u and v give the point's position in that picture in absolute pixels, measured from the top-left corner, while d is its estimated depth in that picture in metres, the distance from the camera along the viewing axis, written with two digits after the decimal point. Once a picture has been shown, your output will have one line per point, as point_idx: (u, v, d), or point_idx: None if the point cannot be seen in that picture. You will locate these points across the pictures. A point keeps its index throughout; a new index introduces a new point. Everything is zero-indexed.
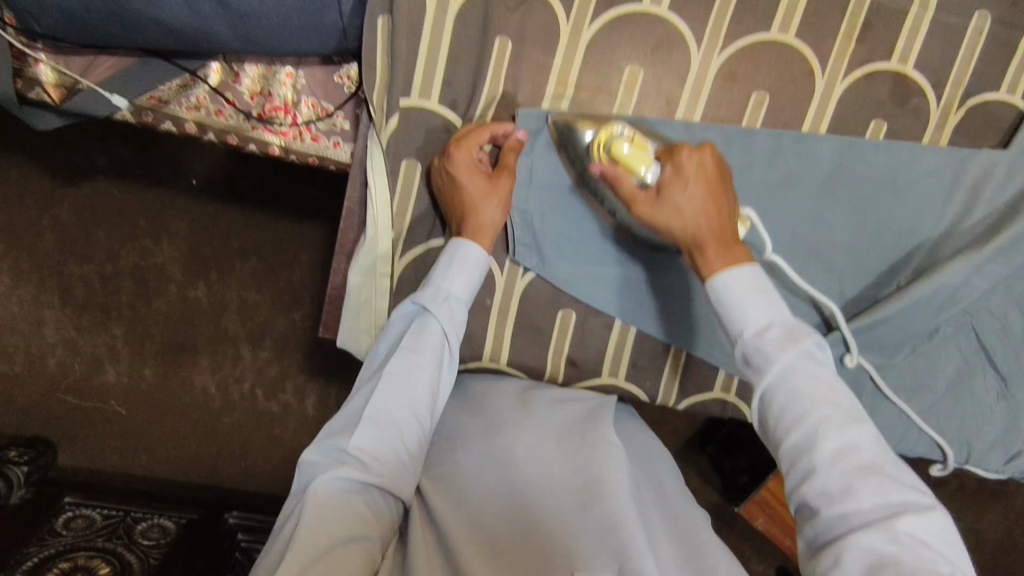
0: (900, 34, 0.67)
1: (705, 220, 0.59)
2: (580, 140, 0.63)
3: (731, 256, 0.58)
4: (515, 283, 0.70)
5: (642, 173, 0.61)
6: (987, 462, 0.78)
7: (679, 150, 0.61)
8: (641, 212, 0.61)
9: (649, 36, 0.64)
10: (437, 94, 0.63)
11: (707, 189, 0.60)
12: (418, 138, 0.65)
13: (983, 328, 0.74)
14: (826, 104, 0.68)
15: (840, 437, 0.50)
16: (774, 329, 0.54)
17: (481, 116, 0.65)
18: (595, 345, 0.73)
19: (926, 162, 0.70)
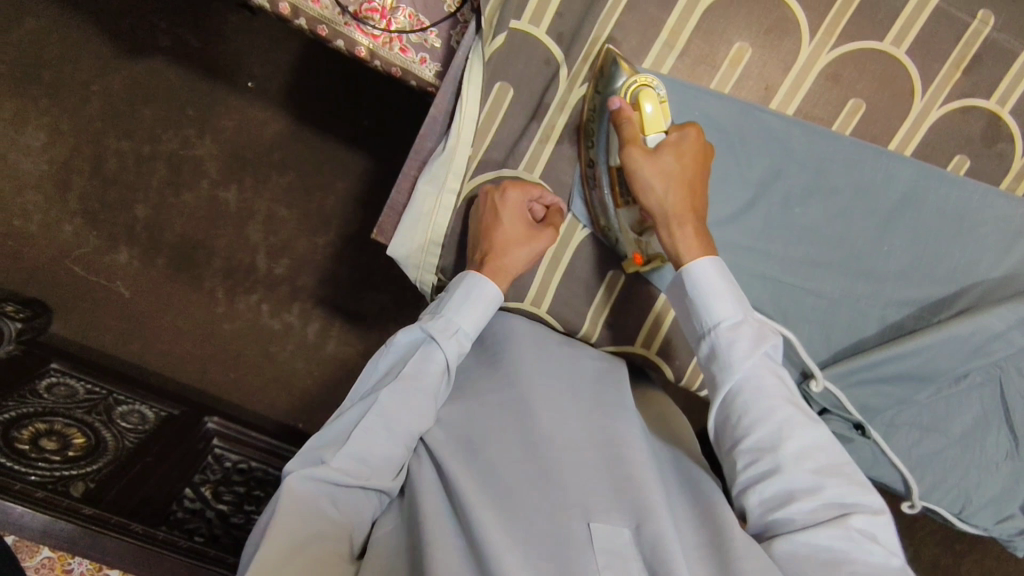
0: (1006, 75, 0.68)
1: (687, 199, 0.62)
2: (614, 78, 0.63)
3: (703, 246, 0.62)
4: (574, 234, 0.70)
5: (649, 135, 0.63)
6: (976, 521, 0.78)
7: (688, 128, 0.62)
8: (633, 155, 0.61)
9: (766, 17, 0.65)
10: (547, 24, 0.63)
11: (699, 173, 0.62)
12: (518, 64, 0.65)
13: (1008, 384, 0.75)
14: (918, 127, 0.69)
15: (801, 439, 0.57)
16: (746, 329, 0.60)
17: (585, 55, 0.64)
18: (636, 312, 0.73)
19: (997, 206, 0.70)
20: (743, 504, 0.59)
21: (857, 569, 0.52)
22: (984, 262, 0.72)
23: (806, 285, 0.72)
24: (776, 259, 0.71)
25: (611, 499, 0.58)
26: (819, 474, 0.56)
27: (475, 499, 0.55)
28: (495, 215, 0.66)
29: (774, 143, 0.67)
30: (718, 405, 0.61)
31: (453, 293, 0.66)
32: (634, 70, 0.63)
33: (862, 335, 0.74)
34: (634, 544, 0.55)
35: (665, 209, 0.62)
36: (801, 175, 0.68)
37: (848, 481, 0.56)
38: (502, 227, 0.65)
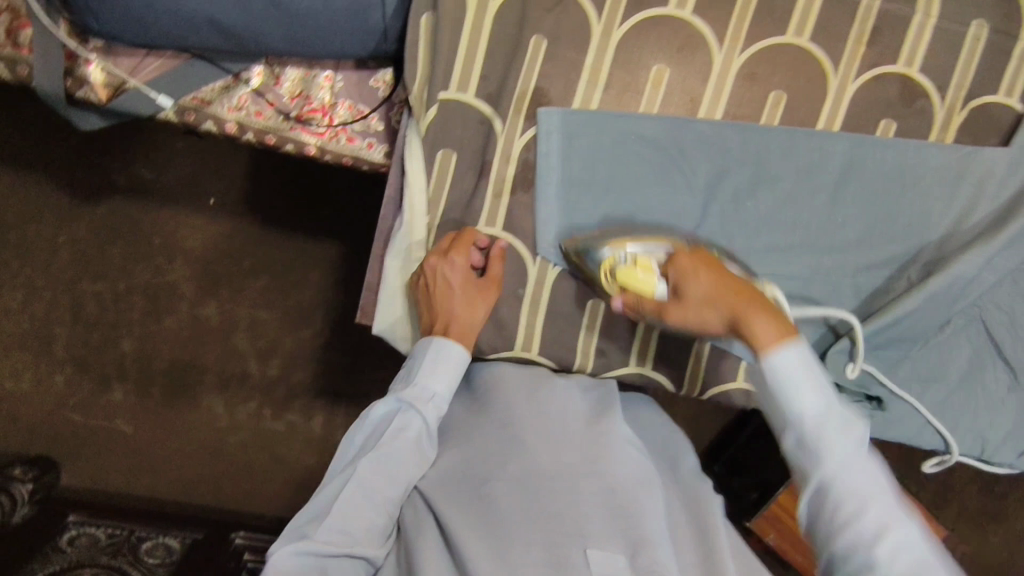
0: (904, 39, 0.73)
1: (735, 298, 0.58)
2: (597, 259, 0.67)
3: (781, 334, 0.55)
4: (546, 273, 0.71)
5: (659, 290, 0.63)
6: (997, 456, 0.81)
7: (677, 257, 0.63)
8: (674, 318, 0.62)
9: (675, 37, 0.69)
10: (474, 89, 0.68)
11: (727, 277, 0.60)
12: (455, 130, 0.68)
13: (991, 321, 0.79)
14: (839, 103, 0.73)
15: (897, 537, 0.49)
16: (832, 414, 0.53)
17: (515, 108, 0.68)
18: (623, 335, 0.74)
19: (933, 158, 0.74)
20: None
21: None
22: (936, 211, 0.75)
23: (776, 271, 0.75)
24: (740, 254, 0.74)
25: (608, 525, 0.61)
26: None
27: (477, 554, 0.58)
28: (443, 288, 0.68)
29: (711, 147, 0.71)
30: (806, 497, 0.53)
31: (419, 361, 0.67)
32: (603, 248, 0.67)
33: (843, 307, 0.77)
34: (629, 566, 0.59)
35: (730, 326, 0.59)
36: (744, 171, 0.72)
37: None
38: (454, 300, 0.68)
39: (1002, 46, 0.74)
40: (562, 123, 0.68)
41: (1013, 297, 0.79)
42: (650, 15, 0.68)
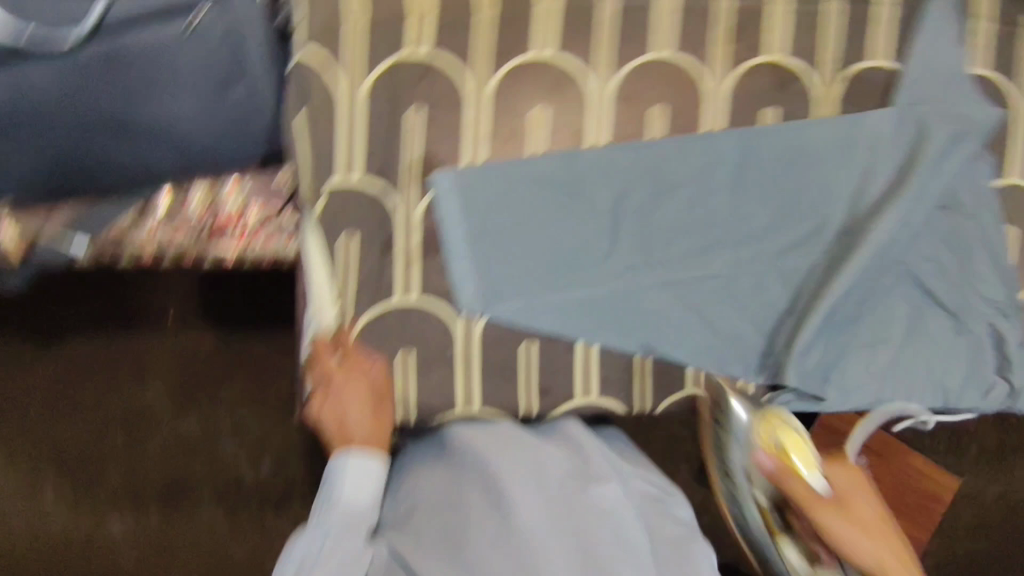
0: (764, 30, 0.75)
1: (891, 546, 0.73)
2: (738, 421, 0.78)
3: (888, 538, 0.74)
4: (473, 328, 0.72)
5: (810, 477, 0.77)
6: (964, 399, 0.82)
7: (835, 472, 0.80)
8: (827, 517, 0.74)
9: (545, 78, 0.71)
10: (361, 169, 0.69)
11: (876, 515, 0.76)
12: (352, 212, 0.69)
13: (922, 274, 0.80)
14: (718, 103, 0.75)
15: None
16: None
17: (406, 180, 0.69)
18: (563, 369, 0.75)
19: (820, 133, 0.76)
20: None
21: None
22: (837, 183, 0.77)
23: (698, 274, 0.76)
24: (658, 266, 0.75)
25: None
26: None
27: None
28: (348, 393, 0.69)
29: (605, 172, 0.73)
30: None
31: (337, 480, 0.66)
32: (772, 422, 0.77)
33: (775, 293, 0.78)
34: None
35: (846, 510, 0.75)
36: (643, 186, 0.74)
37: None
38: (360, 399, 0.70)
39: (858, 15, 0.77)
40: (456, 182, 0.69)
41: (935, 245, 0.80)
42: (516, 63, 0.70)
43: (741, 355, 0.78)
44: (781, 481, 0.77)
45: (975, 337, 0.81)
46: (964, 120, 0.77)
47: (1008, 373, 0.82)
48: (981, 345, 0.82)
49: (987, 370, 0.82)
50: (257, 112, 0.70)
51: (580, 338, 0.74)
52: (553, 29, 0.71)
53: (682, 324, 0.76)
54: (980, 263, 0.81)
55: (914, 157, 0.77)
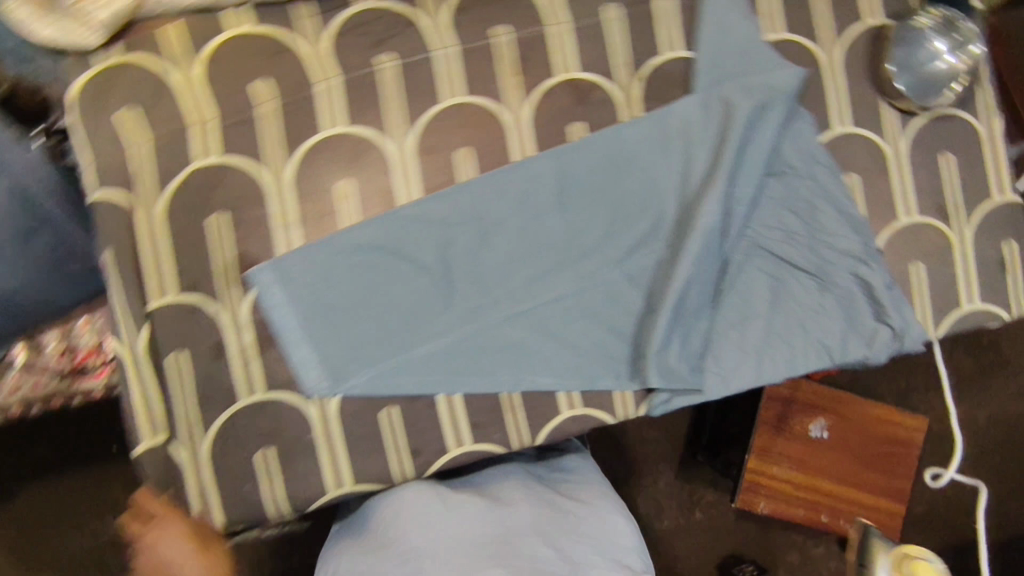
0: (550, 53, 0.76)
1: None
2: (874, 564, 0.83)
3: None
4: (328, 407, 0.72)
5: None
6: (849, 351, 0.81)
7: None
8: None
9: (341, 151, 0.72)
10: (174, 285, 0.69)
11: None
12: (174, 328, 0.69)
13: (769, 242, 0.80)
14: (522, 131, 0.76)
15: None
16: None
17: (225, 285, 0.70)
18: (429, 426, 0.74)
19: (630, 134, 0.77)
20: None
21: None
22: (659, 177, 0.78)
23: (543, 299, 0.76)
24: (500, 301, 0.76)
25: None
26: None
27: None
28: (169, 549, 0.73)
29: (425, 225, 0.74)
30: None
31: None
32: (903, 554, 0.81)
33: (627, 296, 0.78)
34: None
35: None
36: (466, 230, 0.75)
37: None
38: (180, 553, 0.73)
39: (639, 15, 0.78)
40: (275, 275, 0.70)
41: (775, 212, 0.80)
42: (309, 145, 0.71)
43: (611, 366, 0.77)
44: None
45: (842, 289, 0.81)
46: (766, 88, 0.77)
47: (887, 316, 0.80)
48: (851, 296, 0.81)
49: (864, 318, 0.81)
50: (76, 256, 0.79)
51: (437, 392, 0.74)
52: (336, 106, 0.72)
53: (539, 350, 0.76)
54: (827, 217, 0.80)
55: (727, 135, 0.76)
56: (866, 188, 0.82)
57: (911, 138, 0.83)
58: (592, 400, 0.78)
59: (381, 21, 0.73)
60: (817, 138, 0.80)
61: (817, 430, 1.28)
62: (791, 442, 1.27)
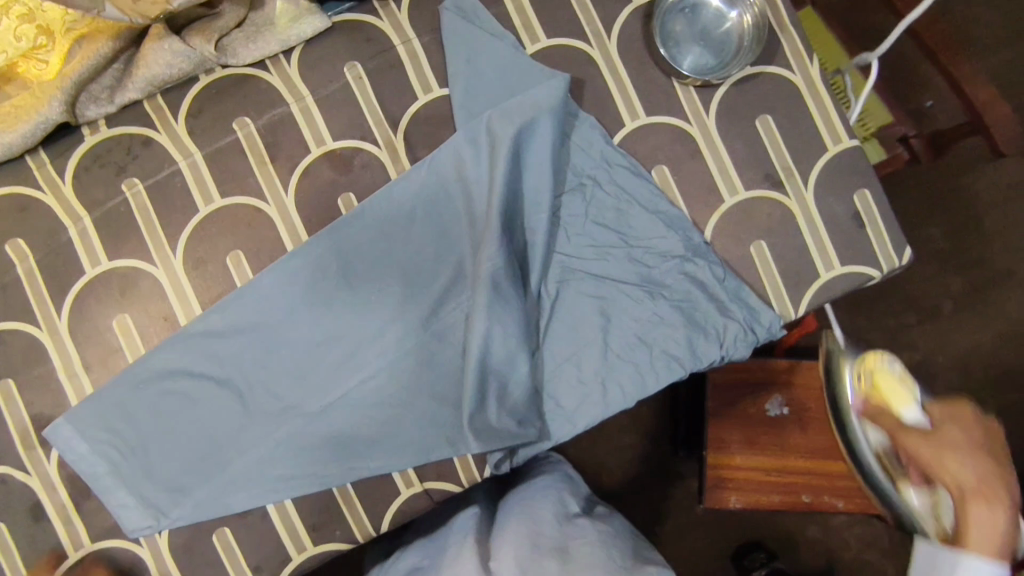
0: (298, 132, 0.72)
1: (991, 468, 0.63)
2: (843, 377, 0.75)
3: (992, 488, 0.61)
4: (158, 545, 0.72)
5: (907, 411, 0.70)
6: (702, 356, 0.73)
7: (942, 410, 0.69)
8: (914, 441, 0.66)
9: (111, 288, 0.71)
10: None
11: (989, 460, 0.63)
12: None
13: (580, 262, 0.73)
14: (291, 218, 0.72)
15: None
16: None
17: (28, 451, 0.71)
18: (265, 540, 0.73)
19: (402, 190, 0.72)
20: None
21: None
22: (446, 228, 0.73)
23: (352, 385, 0.72)
24: (310, 399, 0.73)
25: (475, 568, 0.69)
26: None
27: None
28: None
29: (212, 340, 0.71)
30: None
31: None
32: (857, 362, 0.75)
33: (441, 357, 0.73)
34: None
35: (938, 436, 0.66)
36: (252, 337, 0.72)
37: None
38: None
39: (386, 65, 0.72)
40: (69, 430, 0.70)
41: (578, 229, 0.73)
42: (77, 290, 0.71)
43: (440, 434, 0.72)
44: (886, 430, 0.69)
45: (676, 292, 0.73)
46: (528, 107, 0.70)
47: (729, 311, 0.73)
48: (689, 296, 0.73)
49: (709, 316, 0.73)
50: None
51: (263, 504, 0.72)
52: (92, 245, 0.71)
53: (358, 437, 0.72)
54: (639, 221, 0.73)
55: (494, 168, 0.69)
56: (677, 178, 0.74)
57: (722, 110, 0.74)
58: (431, 473, 0.74)
59: (118, 147, 0.71)
60: (606, 142, 0.73)
61: (774, 408, 1.11)
62: (748, 426, 1.11)
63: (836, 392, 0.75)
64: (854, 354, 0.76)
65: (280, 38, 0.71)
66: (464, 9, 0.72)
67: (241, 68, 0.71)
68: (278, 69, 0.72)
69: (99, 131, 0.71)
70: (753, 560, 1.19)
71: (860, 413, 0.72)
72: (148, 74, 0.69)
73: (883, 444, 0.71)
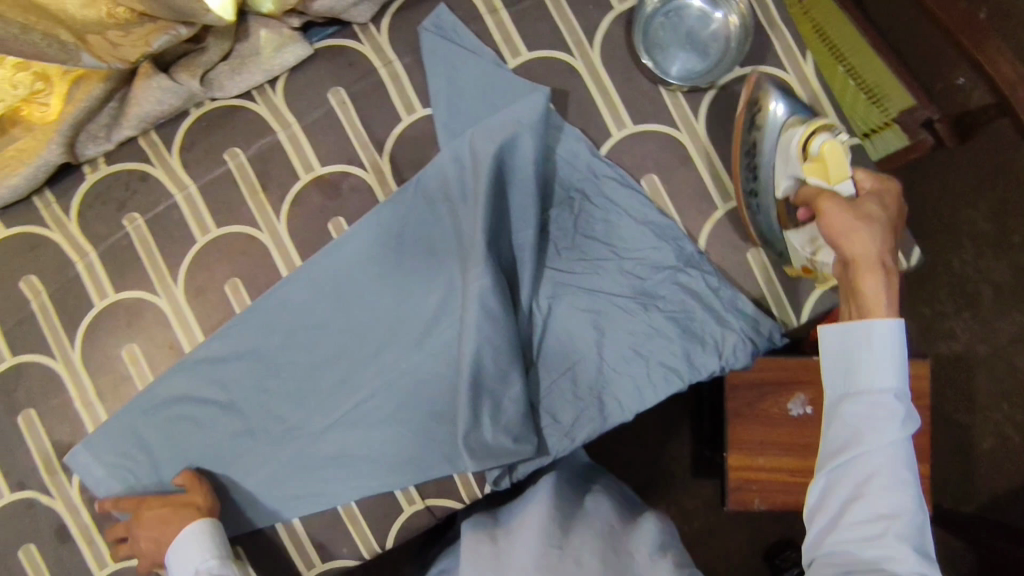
0: (287, 159, 0.74)
1: (887, 252, 0.60)
2: (772, 130, 0.68)
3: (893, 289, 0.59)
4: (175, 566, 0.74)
5: (839, 177, 0.62)
6: (699, 368, 0.70)
7: (874, 179, 0.63)
8: (833, 213, 0.60)
9: (118, 318, 0.74)
10: (6, 486, 0.74)
11: (888, 235, 0.60)
12: (13, 527, 0.73)
13: (570, 276, 0.72)
14: (284, 244, 0.74)
15: (885, 433, 0.56)
16: (857, 407, 0.58)
17: (50, 478, 0.74)
18: (275, 557, 0.74)
19: (390, 213, 0.72)
20: (815, 551, 0.58)
21: (861, 555, 0.55)
22: (434, 246, 0.72)
23: (348, 406, 0.73)
24: (306, 420, 0.73)
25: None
26: (863, 432, 0.57)
27: None
28: None
29: (212, 366, 0.73)
30: (827, 471, 0.58)
31: None
32: (811, 129, 0.66)
33: (435, 376, 0.72)
34: None
35: (857, 204, 0.61)
36: (248, 364, 0.73)
37: (882, 484, 0.55)
38: None
39: (370, 87, 0.74)
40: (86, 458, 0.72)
41: (568, 243, 0.73)
42: (88, 322, 0.74)
43: (437, 452, 0.72)
44: (809, 187, 0.64)
45: (670, 302, 0.71)
46: (510, 124, 0.69)
47: (726, 321, 0.71)
48: (685, 306, 0.71)
49: (706, 325, 0.71)
50: None
51: (270, 523, 0.74)
52: (99, 278, 0.74)
53: (354, 457, 0.73)
54: (627, 231, 0.72)
55: (477, 186, 0.69)
56: (667, 186, 0.73)
57: (708, 116, 0.73)
58: (433, 489, 0.75)
59: (119, 183, 0.74)
60: (591, 153, 0.72)
61: (798, 408, 0.89)
62: (767, 427, 0.90)
63: (753, 152, 0.69)
64: (784, 104, 0.68)
65: (263, 68, 0.72)
66: (443, 27, 0.73)
67: (228, 99, 0.74)
68: (264, 99, 0.74)
69: (99, 168, 0.74)
70: (783, 560, 1.08)
71: (787, 173, 0.66)
72: (139, 112, 0.71)
73: (792, 196, 0.66)
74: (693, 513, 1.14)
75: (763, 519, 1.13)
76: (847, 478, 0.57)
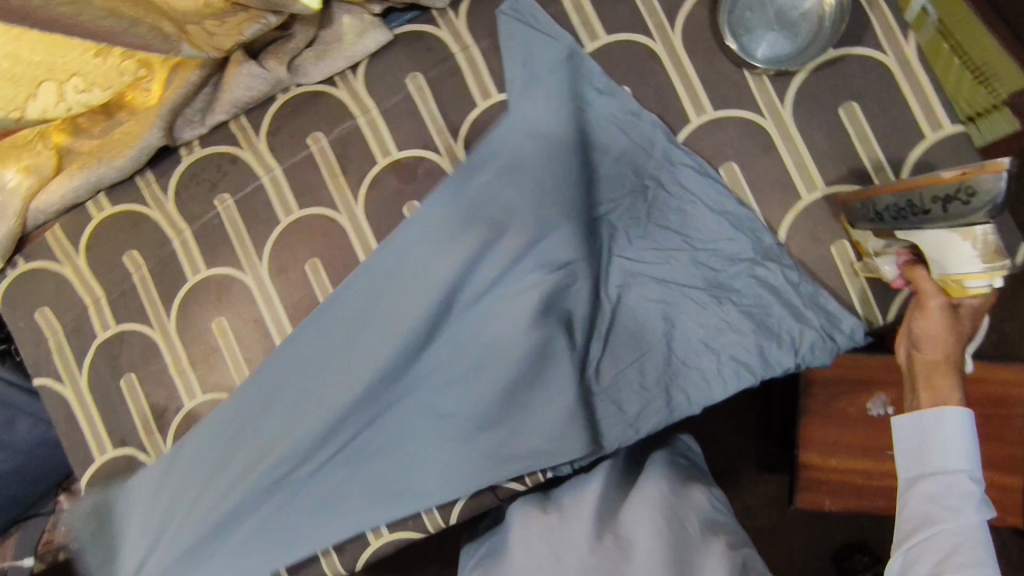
0: (366, 143, 0.76)
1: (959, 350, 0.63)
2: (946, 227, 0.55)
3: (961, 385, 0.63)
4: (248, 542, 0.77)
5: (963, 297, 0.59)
6: (774, 365, 0.69)
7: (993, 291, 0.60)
8: (933, 323, 0.61)
9: (209, 292, 0.78)
10: (109, 443, 0.80)
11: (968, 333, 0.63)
12: (115, 482, 0.80)
13: (641, 265, 0.71)
14: (361, 226, 0.76)
15: (963, 513, 0.60)
16: (935, 489, 0.62)
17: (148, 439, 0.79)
18: None
19: None
20: None
21: None
22: None
23: None
24: None
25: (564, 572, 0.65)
26: (944, 510, 0.61)
27: None
28: None
29: None
30: (910, 546, 0.62)
31: None
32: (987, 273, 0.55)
33: None
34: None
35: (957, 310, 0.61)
36: (311, 346, 0.73)
37: (967, 558, 0.58)
38: None
39: (446, 72, 0.75)
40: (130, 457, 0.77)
41: (640, 233, 0.71)
42: (183, 295, 0.79)
43: None
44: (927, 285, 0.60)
45: (745, 296, 0.69)
46: None
47: (805, 317, 0.68)
48: (760, 299, 0.69)
49: (783, 319, 0.69)
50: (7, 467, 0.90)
51: None
52: (193, 254, 0.79)
53: None
54: (702, 221, 0.70)
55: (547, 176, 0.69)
56: (747, 174, 0.71)
57: (794, 102, 0.70)
58: None
59: (212, 164, 0.78)
60: (668, 141, 0.71)
61: (878, 409, 0.85)
62: (841, 427, 0.86)
63: (918, 211, 0.57)
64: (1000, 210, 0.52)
65: (346, 55, 0.74)
66: (520, 11, 0.72)
67: (312, 85, 0.76)
68: (345, 84, 0.76)
69: (194, 151, 0.79)
70: (854, 564, 1.04)
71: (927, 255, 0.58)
72: (231, 98, 0.75)
73: (905, 253, 0.62)
74: (757, 509, 1.10)
75: (832, 519, 1.09)
76: (931, 554, 0.60)
